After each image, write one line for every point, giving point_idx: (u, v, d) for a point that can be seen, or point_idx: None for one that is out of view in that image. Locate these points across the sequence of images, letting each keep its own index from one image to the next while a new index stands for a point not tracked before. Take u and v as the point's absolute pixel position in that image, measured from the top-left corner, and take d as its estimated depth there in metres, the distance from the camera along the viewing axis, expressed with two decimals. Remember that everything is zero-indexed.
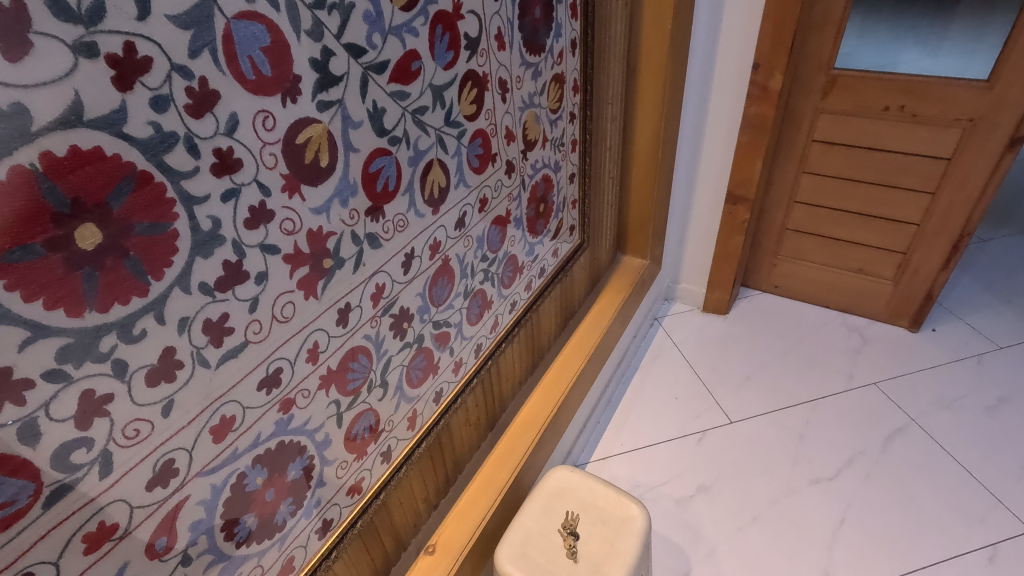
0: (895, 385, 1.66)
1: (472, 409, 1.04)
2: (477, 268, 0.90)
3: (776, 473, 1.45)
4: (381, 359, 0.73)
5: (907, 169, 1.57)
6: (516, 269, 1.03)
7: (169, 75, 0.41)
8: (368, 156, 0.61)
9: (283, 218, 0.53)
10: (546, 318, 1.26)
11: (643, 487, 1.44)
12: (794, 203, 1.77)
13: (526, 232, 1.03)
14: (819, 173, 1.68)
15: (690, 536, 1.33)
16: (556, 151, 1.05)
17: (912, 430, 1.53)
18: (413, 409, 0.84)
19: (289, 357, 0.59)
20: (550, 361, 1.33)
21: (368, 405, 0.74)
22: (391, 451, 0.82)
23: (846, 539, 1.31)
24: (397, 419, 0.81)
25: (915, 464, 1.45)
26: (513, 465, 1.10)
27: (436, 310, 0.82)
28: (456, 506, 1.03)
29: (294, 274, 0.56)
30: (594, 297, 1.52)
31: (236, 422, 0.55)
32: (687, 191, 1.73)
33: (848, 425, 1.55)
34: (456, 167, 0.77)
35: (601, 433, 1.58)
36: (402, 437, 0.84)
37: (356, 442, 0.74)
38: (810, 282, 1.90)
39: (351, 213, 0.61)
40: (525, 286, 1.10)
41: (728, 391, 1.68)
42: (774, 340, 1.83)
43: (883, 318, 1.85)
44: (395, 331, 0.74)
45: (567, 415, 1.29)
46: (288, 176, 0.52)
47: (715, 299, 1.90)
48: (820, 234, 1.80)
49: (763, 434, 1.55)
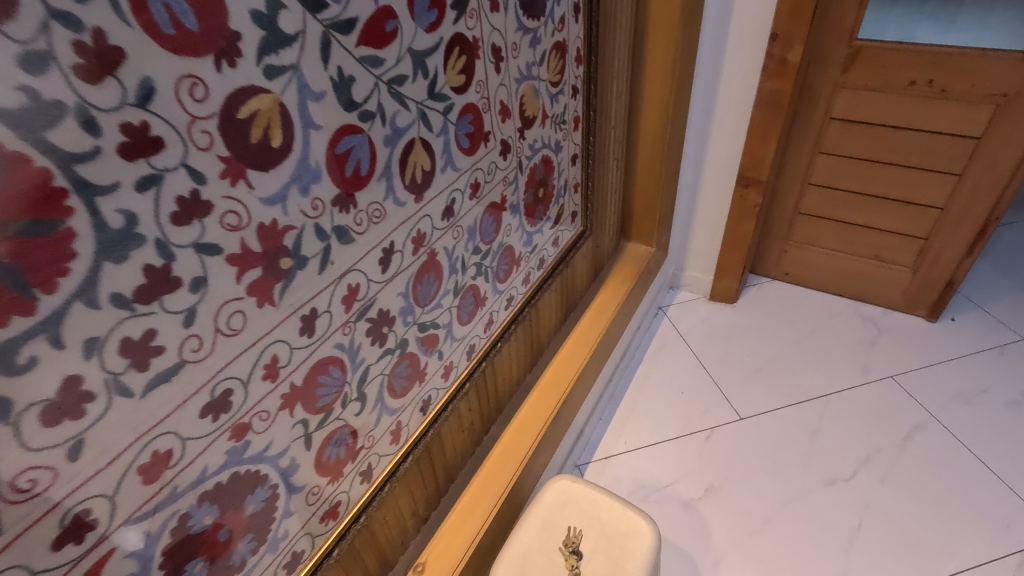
0: (912, 378, 1.57)
1: (465, 414, 0.95)
2: (469, 261, 0.80)
3: (788, 473, 1.37)
4: (357, 370, 0.64)
5: (933, 150, 1.46)
6: (512, 262, 0.93)
7: (46, 25, 0.31)
8: (333, 135, 0.51)
9: (225, 211, 0.44)
10: (546, 313, 1.16)
11: (648, 488, 1.37)
12: (808, 185, 1.67)
13: (523, 220, 0.92)
14: (836, 154, 1.58)
15: (698, 542, 1.26)
16: (556, 130, 0.94)
17: (932, 427, 1.45)
18: (397, 421, 0.75)
19: (241, 376, 0.49)
20: (549, 359, 1.24)
21: (343, 422, 0.65)
22: (371, 470, 0.73)
23: (863, 544, 1.25)
24: (378, 434, 0.72)
25: (935, 465, 1.37)
26: (509, 474, 1.02)
27: (421, 311, 0.72)
28: (448, 519, 0.95)
29: (242, 278, 0.47)
30: (595, 288, 1.42)
31: (174, 456, 0.46)
32: (695, 171, 1.62)
33: (864, 421, 1.47)
34: (442, 148, 0.67)
35: (603, 430, 1.50)
36: (384, 453, 0.75)
37: (330, 464, 0.65)
38: (822, 269, 1.81)
39: (314, 202, 0.51)
40: (523, 280, 0.99)
41: (736, 385, 1.59)
42: (784, 331, 1.74)
43: (899, 307, 1.76)
44: (373, 337, 0.65)
45: (567, 417, 1.20)
46: (229, 159, 0.43)
47: (723, 286, 1.81)
48: (835, 218, 1.70)
49: (772, 431, 1.46)
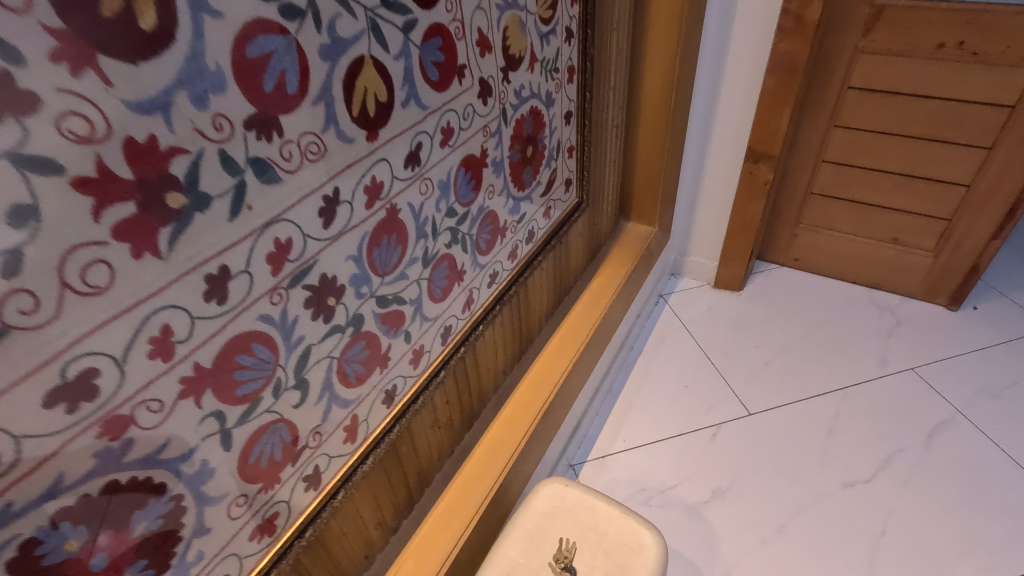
0: (935, 371, 1.45)
1: (441, 409, 0.82)
2: (442, 225, 0.67)
3: (803, 474, 1.25)
4: (293, 350, 0.51)
5: (960, 121, 1.34)
6: (496, 232, 0.80)
7: None
8: (241, 30, 0.38)
9: (65, 113, 0.30)
10: (536, 296, 1.03)
11: (649, 491, 1.24)
12: (822, 163, 1.54)
13: (508, 182, 0.79)
14: (853, 128, 1.45)
15: (705, 551, 1.14)
16: (548, 78, 0.81)
17: (958, 423, 1.33)
18: (352, 415, 0.62)
19: (112, 352, 0.36)
20: (540, 347, 1.11)
21: (276, 416, 0.52)
22: (319, 475, 0.60)
23: (888, 553, 1.13)
24: (326, 430, 0.59)
25: (963, 465, 1.26)
26: (493, 477, 0.89)
27: (380, 281, 0.59)
28: (421, 529, 0.83)
29: (104, 215, 0.34)
30: (592, 270, 1.29)
31: (4, 462, 0.33)
32: (701, 146, 1.49)
33: (884, 417, 1.35)
34: (403, 76, 0.54)
35: (599, 427, 1.38)
36: (337, 454, 0.62)
37: (260, 468, 0.52)
38: (835, 254, 1.69)
39: (217, 120, 0.38)
40: (510, 254, 0.86)
41: (744, 378, 1.47)
42: (795, 320, 1.62)
43: (917, 295, 1.64)
44: (314, 310, 0.52)
45: (560, 412, 1.07)
46: (64, 35, 0.29)
47: (728, 273, 1.69)
48: (850, 199, 1.58)
49: (784, 428, 1.34)
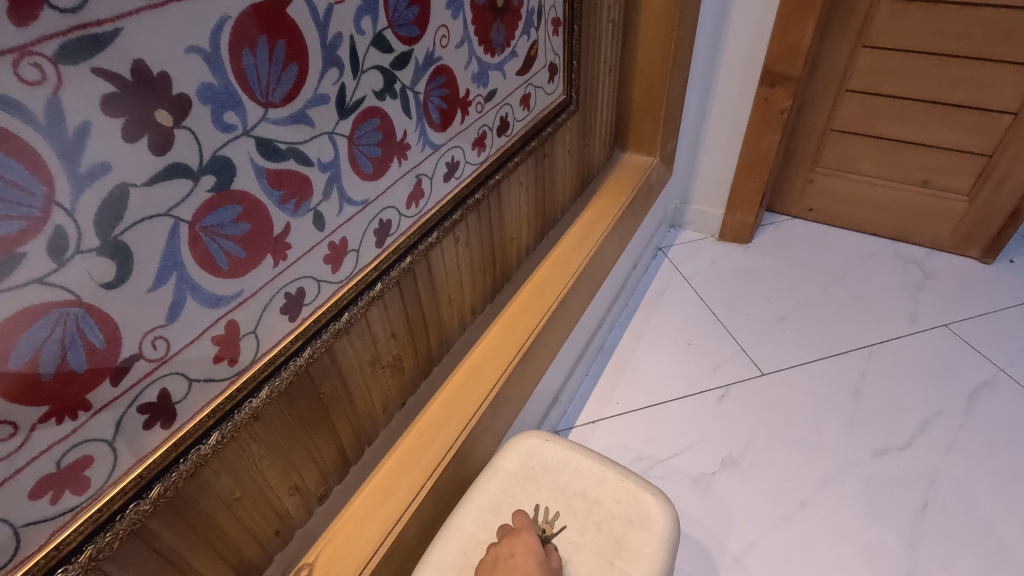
0: (971, 327, 1.28)
1: (384, 341, 0.63)
2: (367, 59, 0.47)
3: (827, 441, 1.07)
4: (87, 186, 0.31)
5: (1012, 34, 1.15)
6: (455, 103, 0.60)
7: None
8: None
9: None
10: (512, 217, 0.84)
11: (648, 460, 1.06)
12: (845, 92, 1.35)
13: (471, 35, 0.59)
14: (884, 47, 1.26)
15: (715, 529, 0.96)
16: None
17: (1002, 383, 1.16)
18: (228, 322, 0.42)
19: None
20: (519, 285, 0.92)
21: (66, 296, 0.31)
22: (173, 407, 0.40)
23: (931, 530, 0.95)
24: (179, 338, 0.39)
25: (1012, 429, 1.08)
26: (454, 434, 0.70)
27: (260, 115, 0.39)
28: (358, 497, 0.64)
29: None
30: (583, 202, 1.10)
31: None
32: (709, 69, 1.30)
33: (917, 377, 1.18)
34: None
35: (590, 389, 1.19)
36: (204, 378, 0.42)
37: (40, 384, 0.32)
38: (856, 202, 1.50)
39: None
40: (475, 144, 0.66)
41: (755, 335, 1.28)
42: (811, 274, 1.43)
43: (946, 246, 1.47)
44: (126, 124, 0.32)
45: (543, 362, 0.89)
46: None
47: (735, 222, 1.50)
48: (875, 135, 1.39)
49: (804, 390, 1.16)
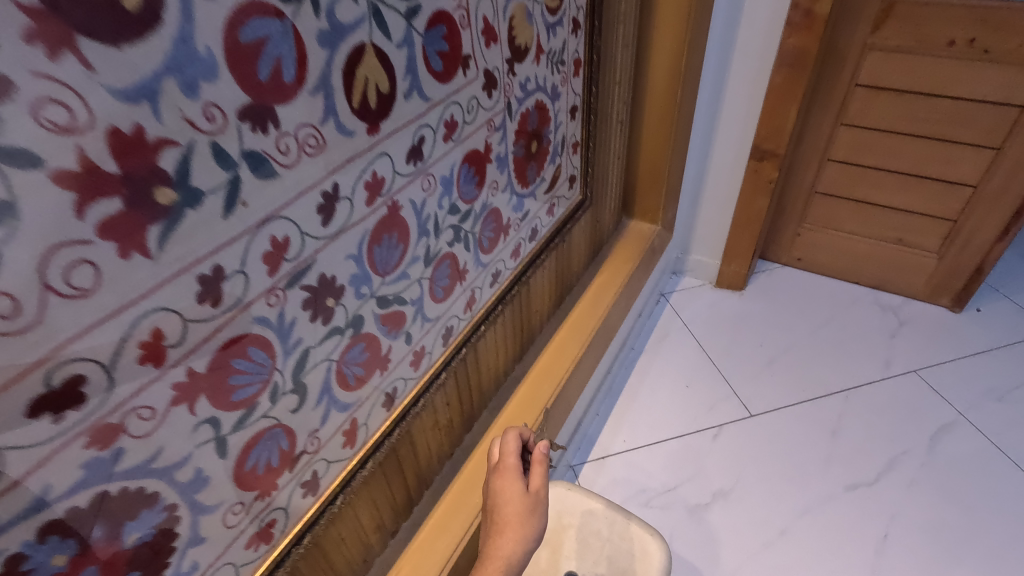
0: (938, 373, 1.44)
1: (442, 411, 0.80)
2: (444, 222, 0.65)
3: (805, 476, 1.24)
4: (291, 354, 0.49)
5: (970, 120, 1.32)
6: (499, 229, 0.78)
7: None
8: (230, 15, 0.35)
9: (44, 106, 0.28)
10: (537, 295, 1.01)
11: (650, 492, 1.23)
12: (827, 160, 1.52)
13: (512, 178, 0.77)
14: (861, 125, 1.43)
15: (705, 554, 1.13)
16: (553, 70, 0.79)
17: (961, 426, 1.32)
18: (351, 419, 0.60)
19: (101, 358, 0.35)
20: (541, 347, 1.09)
21: (274, 421, 0.50)
22: (317, 480, 0.58)
23: (890, 558, 1.12)
24: (325, 435, 0.57)
25: (967, 468, 1.25)
26: None
27: (380, 282, 0.57)
28: (421, 531, 0.81)
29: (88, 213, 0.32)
30: (594, 268, 1.27)
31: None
32: (705, 141, 1.47)
33: (887, 419, 1.34)
34: (405, 66, 0.51)
35: (600, 427, 1.36)
36: (335, 458, 0.60)
37: (255, 477, 0.50)
38: (839, 254, 1.67)
39: (208, 110, 0.36)
40: (513, 253, 0.84)
41: (746, 378, 1.45)
42: (798, 320, 1.60)
43: (921, 296, 1.63)
44: (312, 312, 0.50)
45: (561, 413, 1.06)
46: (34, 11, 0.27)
47: (730, 272, 1.67)
48: (855, 198, 1.56)
49: (787, 430, 1.33)
